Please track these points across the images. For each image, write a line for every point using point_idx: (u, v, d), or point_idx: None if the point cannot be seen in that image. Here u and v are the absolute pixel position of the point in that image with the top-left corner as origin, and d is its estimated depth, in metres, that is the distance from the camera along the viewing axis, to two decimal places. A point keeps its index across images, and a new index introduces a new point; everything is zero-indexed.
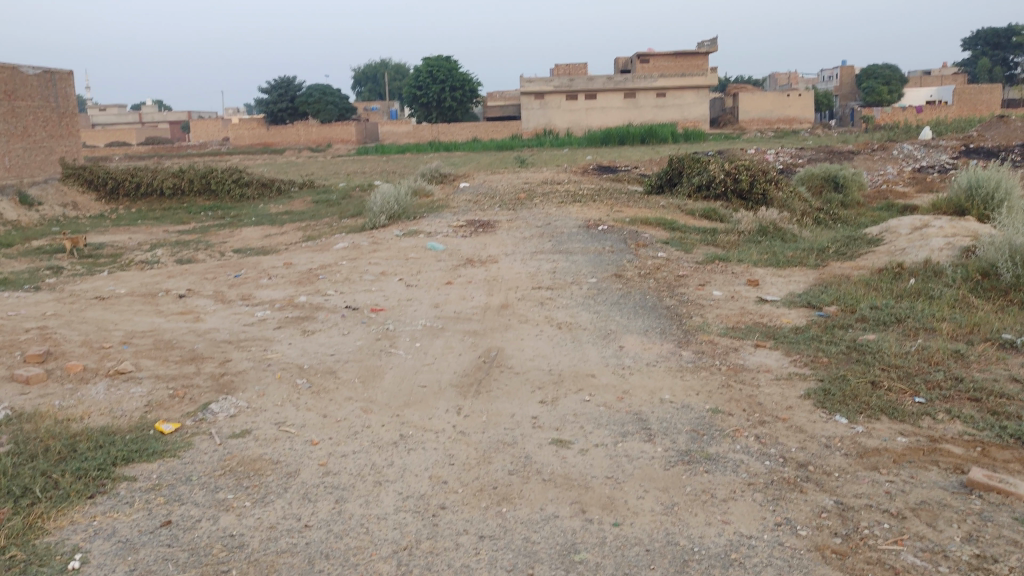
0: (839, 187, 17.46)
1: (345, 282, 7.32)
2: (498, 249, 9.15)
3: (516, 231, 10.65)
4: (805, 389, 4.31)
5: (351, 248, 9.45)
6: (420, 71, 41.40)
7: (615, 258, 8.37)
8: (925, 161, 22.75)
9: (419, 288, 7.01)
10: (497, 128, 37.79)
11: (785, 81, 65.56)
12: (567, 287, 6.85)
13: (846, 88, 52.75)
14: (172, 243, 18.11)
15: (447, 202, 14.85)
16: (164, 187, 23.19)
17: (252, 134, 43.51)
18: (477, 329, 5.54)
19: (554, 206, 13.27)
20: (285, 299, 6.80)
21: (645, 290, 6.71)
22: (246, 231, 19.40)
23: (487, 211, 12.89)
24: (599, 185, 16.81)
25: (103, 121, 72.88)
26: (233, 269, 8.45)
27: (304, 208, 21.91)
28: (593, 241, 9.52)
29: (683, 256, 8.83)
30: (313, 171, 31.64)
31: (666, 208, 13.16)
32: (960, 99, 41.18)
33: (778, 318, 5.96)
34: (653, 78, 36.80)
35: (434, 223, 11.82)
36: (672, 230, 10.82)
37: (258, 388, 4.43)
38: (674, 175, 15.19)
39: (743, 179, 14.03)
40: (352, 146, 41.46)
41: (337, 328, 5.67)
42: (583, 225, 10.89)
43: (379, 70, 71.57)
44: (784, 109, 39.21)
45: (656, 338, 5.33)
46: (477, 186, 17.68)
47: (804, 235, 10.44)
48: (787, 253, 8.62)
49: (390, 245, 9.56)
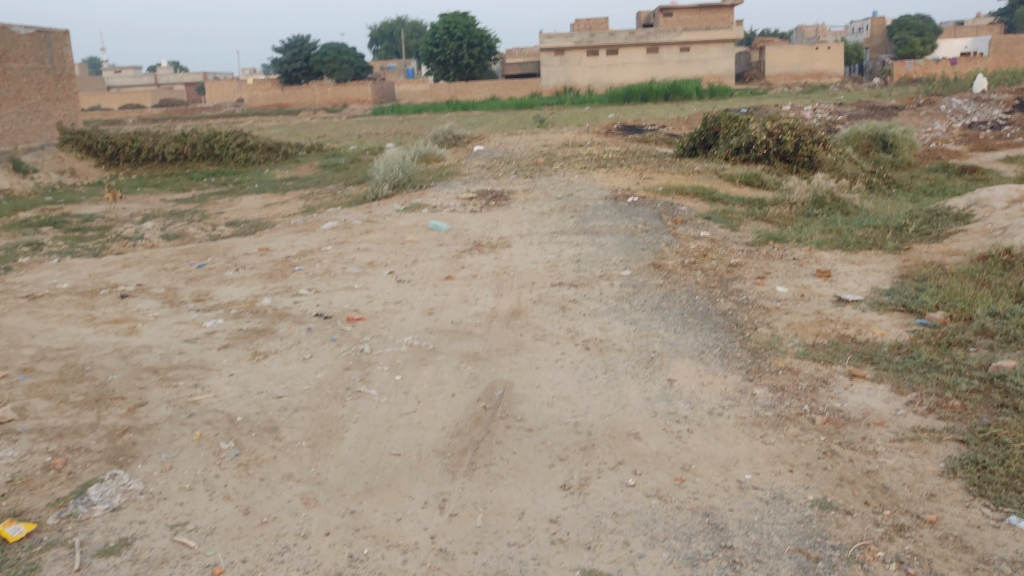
0: (888, 147, 15.95)
1: (325, 277, 6.03)
2: (512, 228, 7.82)
3: (534, 204, 9.30)
4: (944, 458, 2.99)
5: (340, 227, 8.15)
6: (435, 28, 39.73)
7: (651, 241, 7.02)
8: (975, 117, 21.04)
9: (412, 284, 5.70)
10: (516, 86, 36.18)
11: (813, 34, 63.06)
12: (594, 283, 5.52)
13: (876, 40, 50.49)
14: (167, 214, 16.90)
15: (458, 168, 13.51)
16: (166, 151, 21.96)
17: (265, 95, 42.18)
18: (478, 351, 4.24)
19: (576, 172, 11.87)
20: (246, 301, 5.51)
21: (691, 287, 5.39)
22: (248, 199, 18.13)
23: (502, 180, 11.53)
24: (624, 147, 15.36)
25: (115, 84, 71.47)
26: (199, 257, 7.16)
27: (310, 174, 20.59)
28: (623, 217, 8.17)
29: (730, 237, 7.47)
30: (325, 133, 30.30)
31: (701, 174, 11.73)
32: (997, 50, 39.05)
33: (869, 330, 4.63)
34: (677, 32, 34.99)
35: (442, 194, 10.49)
36: (713, 201, 9.44)
37: (165, 456, 3.16)
38: (709, 135, 13.71)
39: (787, 141, 12.57)
40: (367, 106, 39.99)
41: (298, 349, 4.38)
42: (611, 196, 9.53)
43: (396, 28, 69.79)
44: (814, 63, 37.31)
45: (716, 363, 4.01)
46: (491, 150, 16.28)
47: (866, 207, 9.03)
48: (857, 232, 7.25)
49: (387, 223, 8.25)
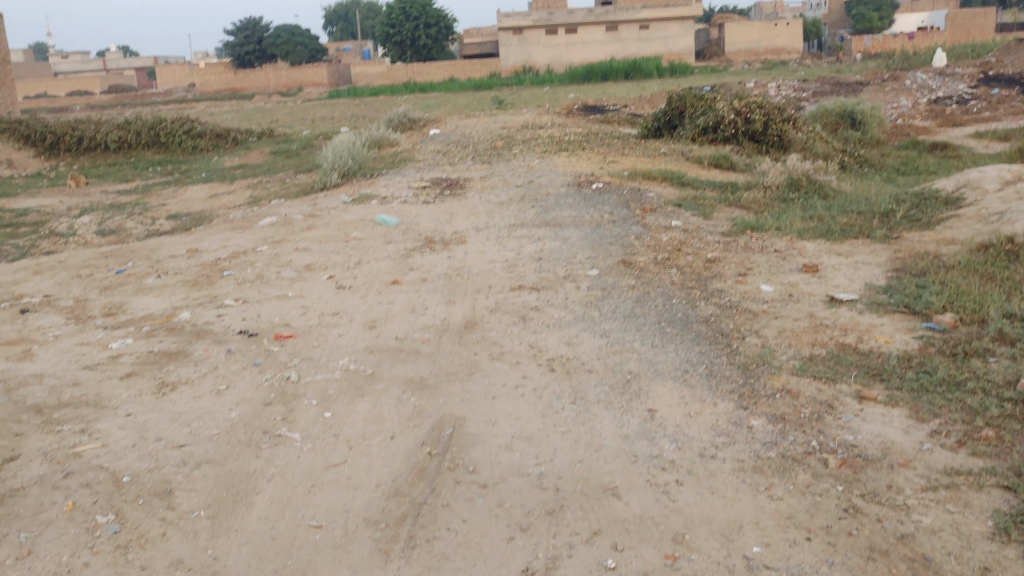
0: (856, 124, 15.51)
1: (256, 284, 5.35)
2: (468, 220, 7.19)
3: (492, 192, 8.68)
4: (991, 514, 2.44)
5: (279, 224, 7.46)
6: (391, 8, 38.75)
7: (620, 234, 6.44)
8: (940, 92, 20.68)
9: (354, 291, 5.06)
10: (474, 67, 35.39)
11: (772, 11, 62.79)
12: (557, 286, 4.93)
13: (834, 16, 50.28)
14: (107, 207, 16.04)
15: (413, 154, 12.83)
16: (109, 140, 21.00)
17: (218, 79, 41.00)
18: (424, 376, 3.62)
19: (536, 157, 11.25)
20: (163, 315, 4.83)
21: (666, 289, 4.81)
22: (194, 189, 17.27)
23: (459, 166, 10.88)
24: (586, 129, 14.77)
25: (63, 70, 69.30)
26: (120, 261, 6.44)
27: (260, 161, 19.76)
28: (588, 206, 7.58)
29: (704, 228, 6.91)
30: (278, 118, 29.34)
31: (667, 156, 11.17)
32: (952, 24, 38.96)
33: (871, 337, 4.08)
34: (636, 10, 34.40)
35: (394, 183, 9.82)
36: (682, 186, 8.88)
37: (24, 536, 2.50)
38: (674, 115, 13.12)
39: (756, 120, 12.05)
40: (323, 89, 38.96)
41: (213, 376, 3.72)
42: (574, 182, 8.92)
43: (352, 9, 68.48)
44: (773, 40, 36.95)
45: (702, 386, 3.44)
46: (448, 133, 15.57)
47: (844, 190, 8.53)
48: (840, 218, 6.72)
49: (332, 217, 7.58)
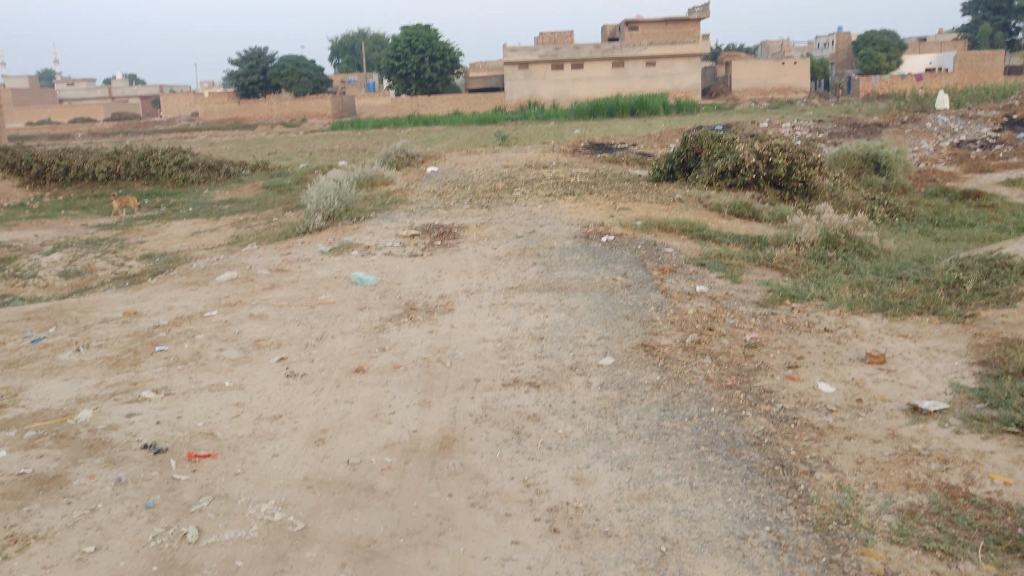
0: (881, 169, 14.59)
1: (188, 367, 4.33)
2: (459, 280, 6.20)
3: (488, 244, 7.70)
4: None
5: (240, 278, 6.45)
6: (396, 41, 38.12)
7: (636, 303, 5.42)
8: (962, 135, 19.78)
9: (306, 382, 4.03)
10: (479, 101, 34.67)
11: (779, 50, 62.48)
12: (563, 382, 3.90)
13: (841, 55, 49.75)
14: (83, 243, 15.08)
15: (407, 194, 11.88)
16: (97, 170, 20.10)
17: (220, 109, 40.36)
18: (377, 539, 2.58)
19: (540, 201, 10.30)
20: (61, 410, 3.80)
21: (700, 390, 3.80)
22: (177, 225, 16.35)
23: (454, 210, 9.93)
24: (594, 169, 13.84)
25: (69, 96, 68.90)
26: (43, 325, 5.43)
27: (251, 196, 18.85)
28: (598, 265, 6.60)
29: (734, 297, 5.91)
30: (278, 150, 28.55)
31: (683, 203, 10.21)
32: (961, 66, 38.30)
33: (984, 472, 3.02)
34: (643, 46, 33.73)
35: (380, 229, 8.86)
36: (704, 240, 7.91)
37: None
38: (689, 157, 12.16)
39: (779, 164, 11.10)
40: (326, 120, 38.25)
41: (84, 527, 2.69)
42: (581, 233, 7.95)
43: (358, 40, 68.34)
44: (781, 79, 36.26)
45: (767, 570, 2.41)
46: (447, 170, 14.69)
47: (886, 248, 7.55)
48: (897, 287, 5.70)
49: (302, 271, 6.58)
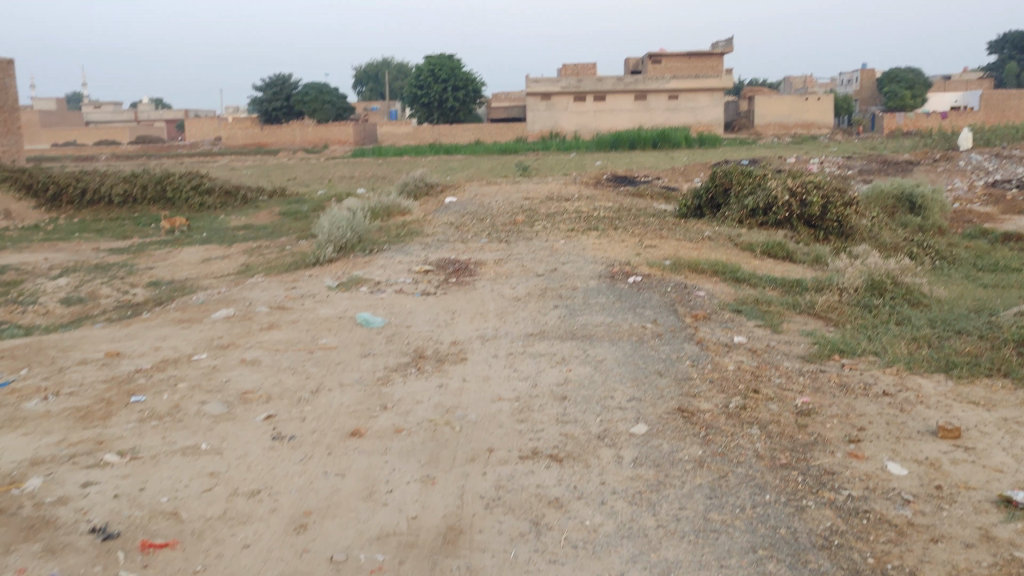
0: (916, 208, 14.02)
1: (163, 424, 3.81)
2: (474, 324, 5.66)
3: (506, 282, 7.19)
4: None
5: (237, 315, 5.96)
6: (420, 70, 37.97)
7: (669, 356, 4.88)
8: (997, 175, 19.15)
9: (294, 448, 3.51)
10: (501, 131, 34.36)
11: (802, 86, 62.20)
12: (589, 456, 3.36)
13: (866, 92, 49.27)
14: (92, 268, 14.68)
15: (423, 226, 11.39)
16: (113, 193, 19.77)
17: (243, 134, 40.27)
18: None
19: (562, 236, 9.79)
20: (8, 476, 3.28)
21: (751, 470, 3.25)
22: (189, 252, 15.94)
23: (472, 244, 9.44)
24: (618, 203, 13.34)
25: (95, 119, 69.40)
26: (14, 367, 4.93)
27: (266, 222, 18.46)
28: (626, 310, 6.07)
29: (776, 350, 5.36)
30: (297, 176, 28.26)
31: (713, 241, 9.68)
32: (987, 104, 37.71)
33: None
34: (666, 79, 33.37)
35: (393, 264, 8.36)
36: (738, 284, 7.36)
37: None
38: (718, 193, 11.64)
39: (813, 202, 10.56)
40: (347, 147, 38.08)
41: None
42: (607, 273, 7.42)
43: (381, 69, 68.74)
44: (804, 114, 35.78)
45: None
46: (465, 202, 14.21)
47: (935, 296, 6.97)
48: (958, 345, 5.14)
49: (305, 310, 6.08)
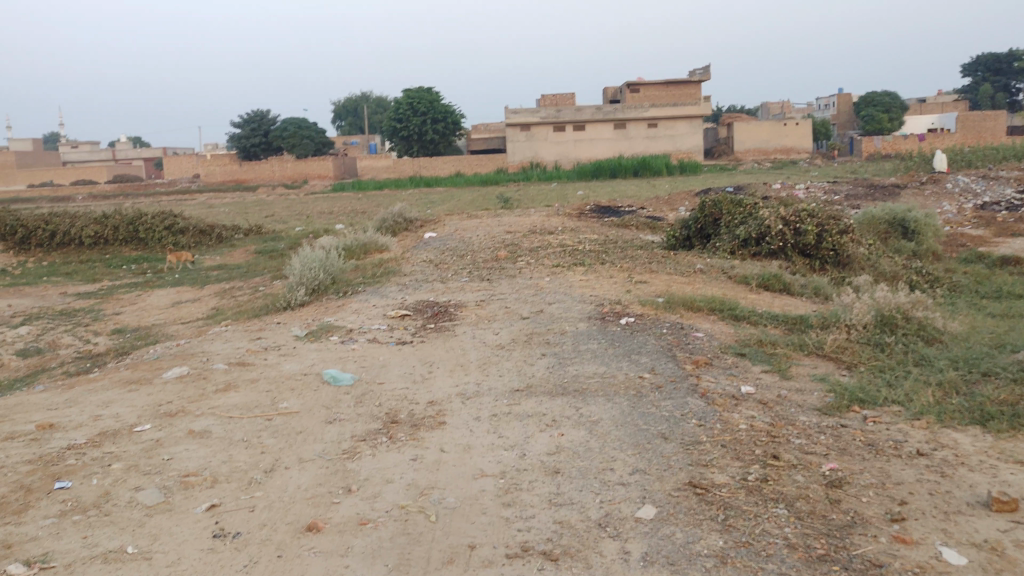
0: (909, 234, 13.61)
1: (87, 519, 3.24)
2: (454, 379, 5.11)
3: (489, 326, 6.66)
4: None
5: (191, 373, 5.38)
6: (399, 103, 37.64)
7: (672, 414, 4.35)
8: (986, 197, 18.82)
9: (240, 549, 2.96)
10: (481, 162, 33.99)
11: (779, 111, 62.41)
12: (590, 553, 2.84)
13: (843, 116, 49.34)
14: (57, 315, 14.04)
15: (401, 265, 10.85)
16: (83, 235, 19.13)
17: (221, 171, 39.74)
18: None
19: (546, 273, 9.28)
20: None
21: (784, 567, 2.73)
22: (159, 295, 15.32)
23: (452, 284, 8.91)
24: (603, 235, 12.85)
25: (72, 159, 68.76)
26: None
27: (241, 262, 17.88)
28: (620, 357, 5.53)
29: (790, 400, 4.84)
30: (275, 212, 27.72)
31: (705, 275, 9.20)
32: (964, 126, 37.71)
33: None
34: (645, 107, 33.14)
35: (368, 308, 7.81)
36: (737, 323, 6.86)
37: None
38: (708, 223, 11.18)
39: (807, 231, 10.12)
40: (326, 182, 37.58)
41: None
42: (597, 315, 6.89)
43: (360, 102, 68.69)
44: (783, 139, 35.63)
45: None
46: (446, 237, 13.68)
47: (950, 332, 6.49)
48: (990, 393, 4.64)
49: (267, 366, 5.51)
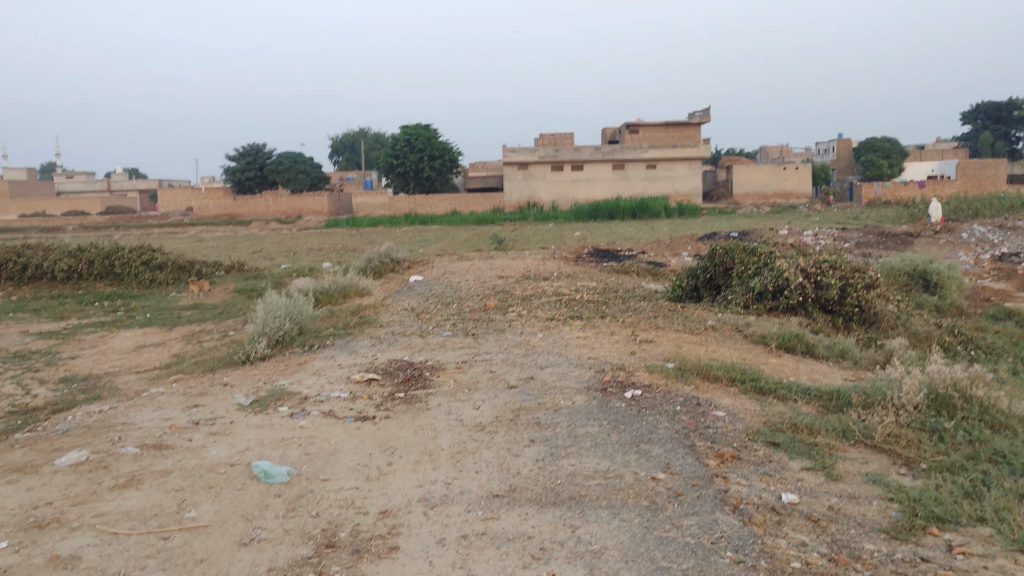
0: (932, 287, 12.59)
1: None
2: (416, 477, 4.04)
3: (469, 398, 5.59)
4: None
5: (90, 461, 4.29)
6: (396, 140, 36.85)
7: (698, 542, 3.29)
8: (1004, 247, 17.84)
9: None
10: (477, 201, 33.12)
11: (778, 155, 61.90)
12: None
13: (842, 161, 48.65)
14: (12, 357, 12.93)
15: (380, 313, 9.79)
16: (56, 269, 18.03)
17: (214, 204, 38.82)
18: None
19: (540, 328, 8.24)
20: None
21: None
22: (126, 336, 14.25)
23: (433, 339, 7.87)
24: (604, 282, 11.84)
25: (67, 189, 68.02)
26: None
27: (219, 301, 16.80)
28: (626, 448, 4.47)
29: (844, 515, 3.78)
30: (264, 248, 26.72)
31: (718, 334, 8.18)
32: (964, 173, 36.98)
33: None
34: (643, 148, 32.36)
35: (335, 368, 6.73)
36: (764, 398, 5.79)
37: None
38: (718, 273, 10.17)
39: (831, 284, 9.11)
40: (319, 218, 36.66)
41: None
42: (599, 385, 5.83)
43: (358, 138, 68.60)
44: (782, 183, 34.83)
45: None
46: (433, 281, 12.67)
47: (1019, 413, 5.42)
48: None
49: (190, 450, 4.44)
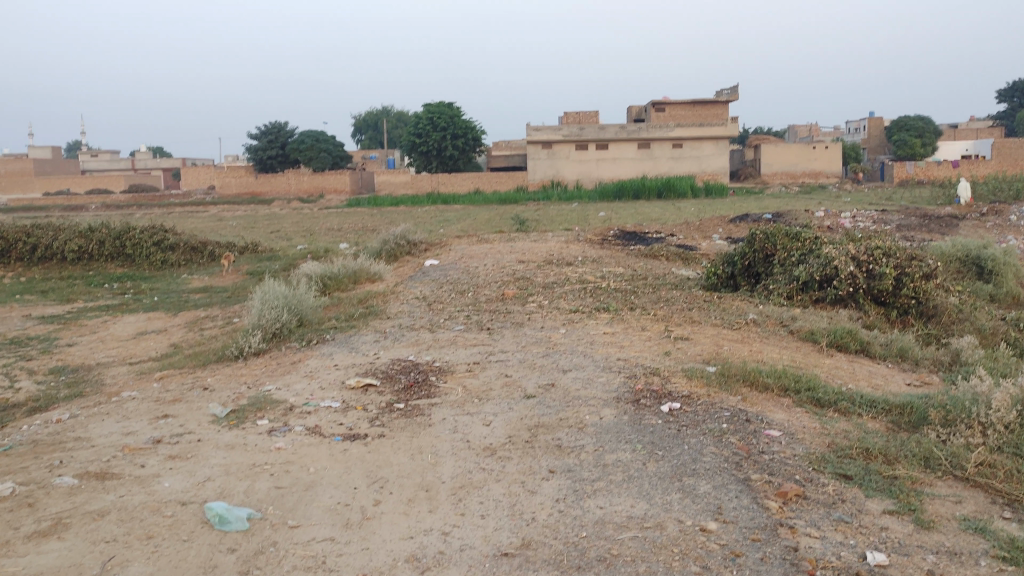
0: (986, 275, 11.64)
1: None
2: (408, 524, 3.26)
3: (480, 411, 4.79)
4: None
5: (15, 495, 3.54)
6: (418, 118, 36.05)
7: None
8: None
9: None
10: (500, 180, 32.23)
11: (807, 134, 60.43)
12: None
13: (874, 140, 47.18)
14: (10, 343, 12.27)
15: (389, 302, 8.99)
16: (67, 249, 17.39)
17: (237, 183, 38.20)
18: None
19: (563, 321, 7.43)
20: None
21: None
22: (130, 321, 13.58)
23: (444, 335, 7.08)
24: (632, 268, 10.98)
25: (92, 168, 67.72)
26: None
27: (231, 284, 16.08)
28: (666, 483, 3.66)
29: None
30: (283, 228, 26.02)
31: (761, 329, 7.34)
32: (1001, 153, 35.63)
33: None
34: (670, 126, 31.35)
35: (333, 370, 5.95)
36: (823, 413, 4.95)
37: None
38: (758, 259, 9.28)
39: (884, 274, 8.24)
40: (341, 197, 35.95)
41: None
42: (630, 396, 5.00)
43: (380, 115, 67.93)
44: (812, 163, 33.66)
45: None
46: (450, 265, 11.87)
47: None
48: None
49: (139, 482, 3.68)
